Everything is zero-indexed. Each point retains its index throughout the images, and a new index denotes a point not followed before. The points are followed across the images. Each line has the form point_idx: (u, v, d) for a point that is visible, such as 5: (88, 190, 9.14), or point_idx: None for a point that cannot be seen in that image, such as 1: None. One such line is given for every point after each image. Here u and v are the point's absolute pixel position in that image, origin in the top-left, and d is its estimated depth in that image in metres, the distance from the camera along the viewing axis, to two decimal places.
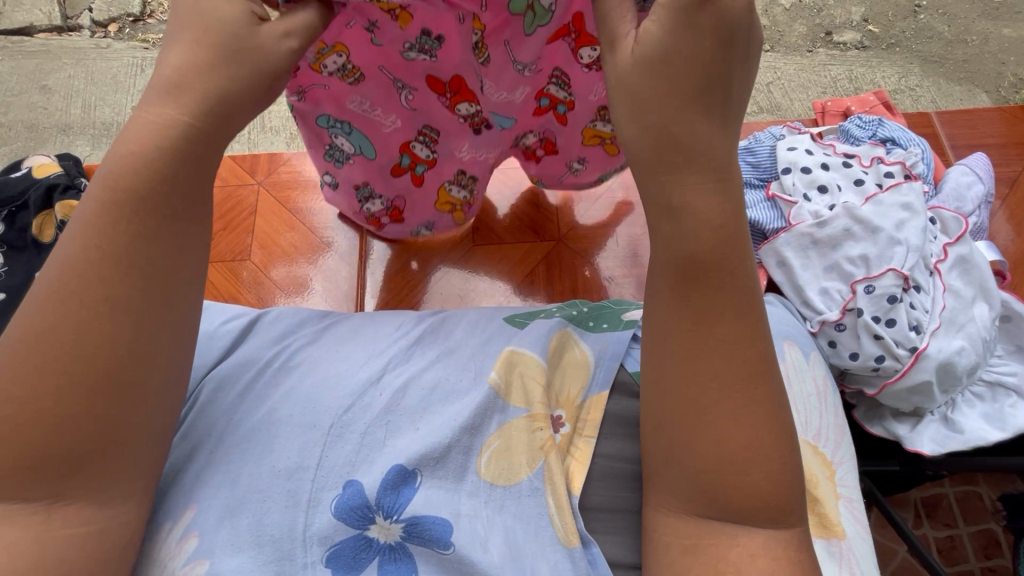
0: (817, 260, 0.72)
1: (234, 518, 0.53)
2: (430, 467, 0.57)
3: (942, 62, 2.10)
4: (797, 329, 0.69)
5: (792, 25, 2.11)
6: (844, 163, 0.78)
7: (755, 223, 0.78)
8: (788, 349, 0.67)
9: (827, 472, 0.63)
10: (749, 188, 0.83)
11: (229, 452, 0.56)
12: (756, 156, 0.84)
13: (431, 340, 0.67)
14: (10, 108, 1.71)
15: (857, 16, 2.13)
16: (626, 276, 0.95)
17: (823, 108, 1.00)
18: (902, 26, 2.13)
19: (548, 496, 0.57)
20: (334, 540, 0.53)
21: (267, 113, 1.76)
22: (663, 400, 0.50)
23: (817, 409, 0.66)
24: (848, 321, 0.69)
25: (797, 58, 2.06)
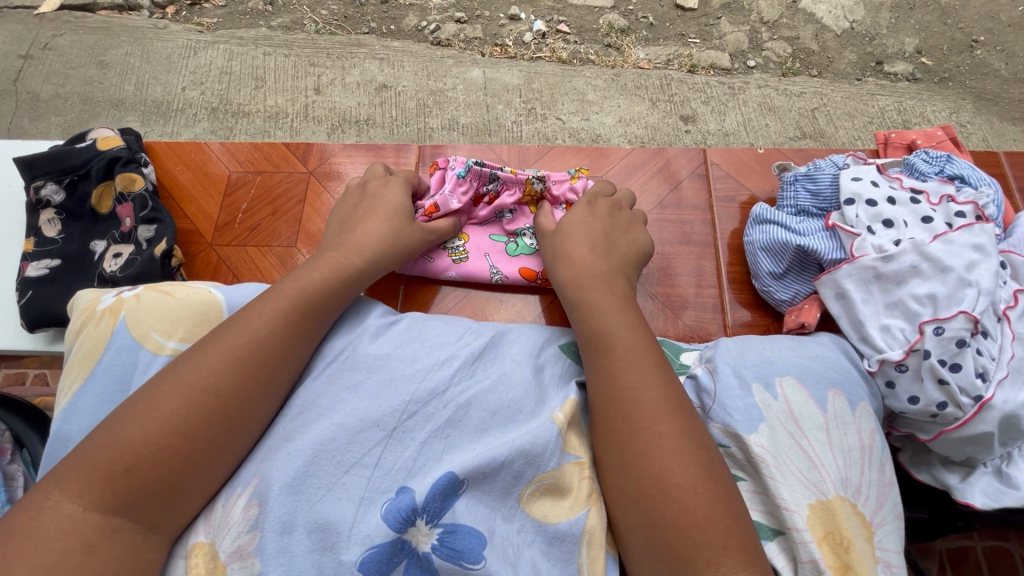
0: (879, 295, 0.71)
1: (276, 505, 0.54)
2: (477, 479, 0.58)
3: (997, 100, 2.04)
4: (845, 378, 0.68)
5: (843, 52, 2.08)
6: (912, 199, 0.76)
7: (812, 253, 0.78)
8: (832, 399, 0.66)
9: (865, 532, 0.59)
10: (807, 216, 0.83)
11: (297, 433, 0.59)
12: (817, 183, 0.83)
13: (492, 359, 0.68)
14: (68, 80, 1.77)
15: (910, 47, 2.09)
16: (667, 294, 0.91)
17: (887, 139, 0.98)
18: (957, 61, 2.09)
19: (581, 554, 0.56)
20: (372, 543, 0.53)
21: (312, 103, 1.79)
22: (637, 507, 0.55)
23: (857, 464, 0.62)
24: (911, 362, 0.67)
25: (844, 86, 2.03)
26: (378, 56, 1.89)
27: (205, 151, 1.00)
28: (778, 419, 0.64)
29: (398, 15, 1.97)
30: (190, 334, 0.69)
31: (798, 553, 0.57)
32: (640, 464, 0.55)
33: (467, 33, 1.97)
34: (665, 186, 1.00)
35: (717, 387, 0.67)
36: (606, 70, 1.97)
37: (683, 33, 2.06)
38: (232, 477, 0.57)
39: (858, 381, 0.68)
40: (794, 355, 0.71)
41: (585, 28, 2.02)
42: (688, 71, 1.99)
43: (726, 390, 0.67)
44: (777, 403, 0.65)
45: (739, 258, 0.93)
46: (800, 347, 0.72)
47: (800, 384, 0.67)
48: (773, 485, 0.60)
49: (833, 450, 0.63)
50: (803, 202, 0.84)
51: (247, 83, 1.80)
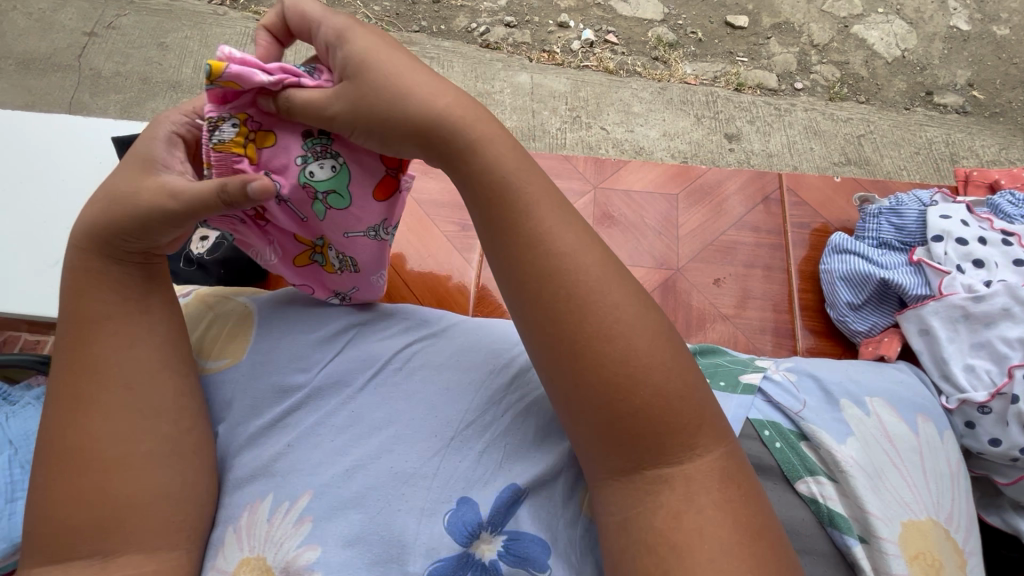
0: (966, 335, 0.71)
1: (335, 518, 0.56)
2: (537, 487, 0.58)
3: None
4: (929, 404, 0.65)
5: (892, 80, 2.06)
6: (1004, 240, 0.74)
7: (896, 286, 0.79)
8: (921, 423, 0.62)
9: (956, 560, 0.55)
10: (891, 249, 0.85)
11: (351, 445, 0.60)
12: (902, 217, 0.86)
13: None
14: (128, 59, 1.82)
15: (962, 80, 2.07)
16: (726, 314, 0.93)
17: (967, 176, 0.97)
18: (1009, 96, 2.05)
19: None
20: (438, 555, 0.54)
21: None
22: (616, 431, 0.51)
23: (948, 491, 0.59)
24: (996, 405, 0.65)
25: (892, 114, 2.00)
26: (428, 55, 1.92)
27: None
28: (865, 435, 0.60)
29: (449, 15, 2.00)
30: (224, 351, 0.67)
31: (888, 566, 0.53)
32: (623, 382, 0.50)
33: (515, 37, 1.99)
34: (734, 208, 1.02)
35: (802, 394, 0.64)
36: (652, 82, 1.97)
37: (731, 51, 2.05)
38: (270, 484, 0.59)
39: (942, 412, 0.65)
40: (880, 378, 0.66)
41: (633, 39, 2.03)
42: (734, 89, 1.99)
43: (812, 404, 0.63)
44: (871, 420, 0.61)
45: (810, 285, 0.95)
46: (881, 371, 0.68)
47: (890, 406, 0.63)
48: (863, 497, 0.56)
49: (918, 469, 0.59)
50: (886, 235, 0.86)
51: None
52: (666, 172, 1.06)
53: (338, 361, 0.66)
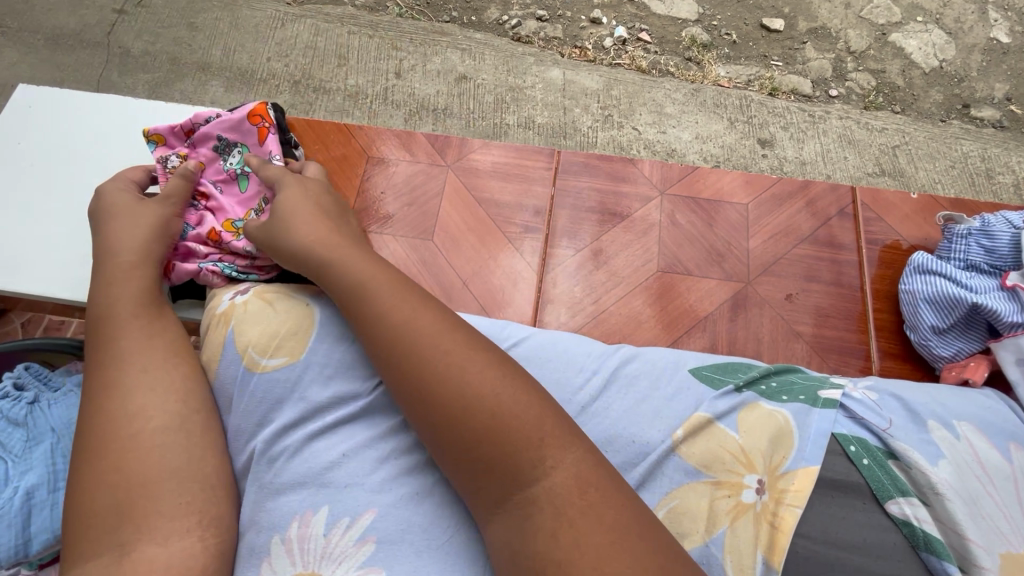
0: None
1: (412, 531, 0.59)
2: None
3: None
4: (1021, 432, 0.61)
5: (929, 91, 2.02)
6: None
7: (989, 312, 0.77)
8: (1016, 451, 0.58)
9: None
10: (979, 273, 0.83)
11: (413, 468, 0.63)
12: (994, 240, 0.83)
13: (623, 384, 0.67)
14: (157, 39, 1.79)
15: (1000, 93, 2.03)
16: (779, 330, 0.92)
17: None
18: None
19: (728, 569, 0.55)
20: None
21: (391, 87, 1.79)
22: (495, 487, 0.54)
23: None
24: None
25: (928, 125, 1.97)
26: (460, 46, 1.90)
27: (345, 134, 1.04)
28: (958, 459, 0.57)
29: (480, 7, 1.98)
30: (281, 350, 0.67)
31: None
32: (493, 430, 0.54)
33: (548, 32, 1.97)
34: (791, 222, 1.01)
35: (885, 413, 0.62)
36: (685, 83, 1.94)
37: (766, 54, 2.02)
38: (330, 500, 0.61)
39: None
40: (966, 403, 0.63)
41: (666, 38, 2.00)
42: (769, 94, 1.95)
43: (897, 423, 0.61)
44: (960, 444, 0.58)
45: (886, 304, 0.93)
46: (965, 395, 0.65)
47: (981, 432, 0.60)
48: (957, 521, 0.53)
49: (1018, 497, 0.55)
50: (974, 258, 0.84)
51: (330, 60, 1.80)
52: (717, 178, 1.05)
53: None
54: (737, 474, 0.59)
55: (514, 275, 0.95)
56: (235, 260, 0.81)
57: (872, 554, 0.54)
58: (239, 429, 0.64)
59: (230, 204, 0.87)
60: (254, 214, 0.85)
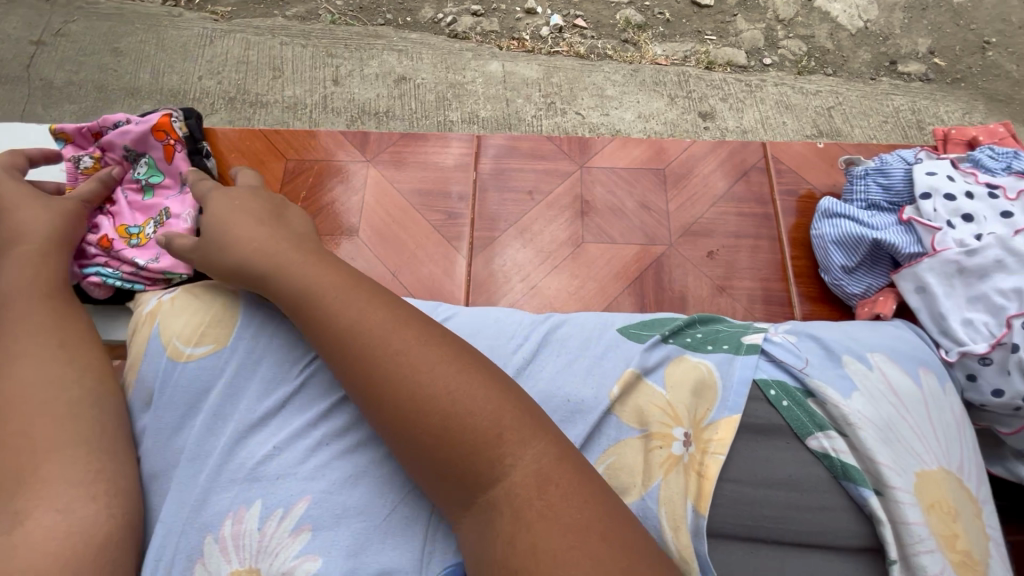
0: (962, 290, 0.72)
1: (343, 519, 0.57)
2: None
3: (1008, 102, 2.06)
4: (927, 358, 0.65)
5: (857, 51, 2.09)
6: (990, 194, 0.77)
7: (889, 247, 0.81)
8: (924, 375, 0.62)
9: (971, 508, 0.55)
10: (879, 210, 0.87)
11: (345, 452, 0.61)
12: (889, 178, 0.87)
13: (552, 354, 0.68)
14: (81, 67, 1.73)
15: (924, 48, 2.11)
16: (717, 290, 0.94)
17: (946, 134, 0.97)
18: (969, 62, 2.11)
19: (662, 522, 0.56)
20: (446, 555, 0.56)
21: (330, 95, 1.77)
22: (463, 487, 0.53)
23: (957, 441, 0.58)
24: (997, 355, 0.67)
25: (859, 84, 2.04)
26: (396, 48, 1.88)
27: (262, 139, 1.04)
28: (871, 389, 0.60)
29: (414, 7, 1.98)
30: (207, 336, 0.67)
31: (901, 515, 0.54)
32: (455, 430, 0.53)
33: (483, 26, 1.98)
34: (721, 184, 1.03)
35: (803, 353, 0.64)
36: (623, 65, 1.97)
37: (700, 29, 2.06)
38: (260, 494, 0.58)
39: (937, 363, 0.65)
40: (877, 336, 0.67)
41: (601, 23, 2.02)
42: (705, 68, 2.00)
43: (813, 360, 0.63)
44: (873, 374, 0.61)
45: (801, 251, 0.96)
46: (878, 330, 0.68)
47: (893, 361, 0.63)
48: (868, 447, 0.56)
49: (926, 419, 0.58)
50: (874, 196, 0.89)
51: (264, 73, 1.77)
52: (648, 149, 1.06)
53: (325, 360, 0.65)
54: (666, 426, 0.61)
55: (453, 267, 0.95)
56: (122, 267, 0.84)
57: (800, 490, 0.57)
58: (164, 428, 0.63)
59: (133, 211, 0.89)
60: (154, 224, 0.86)
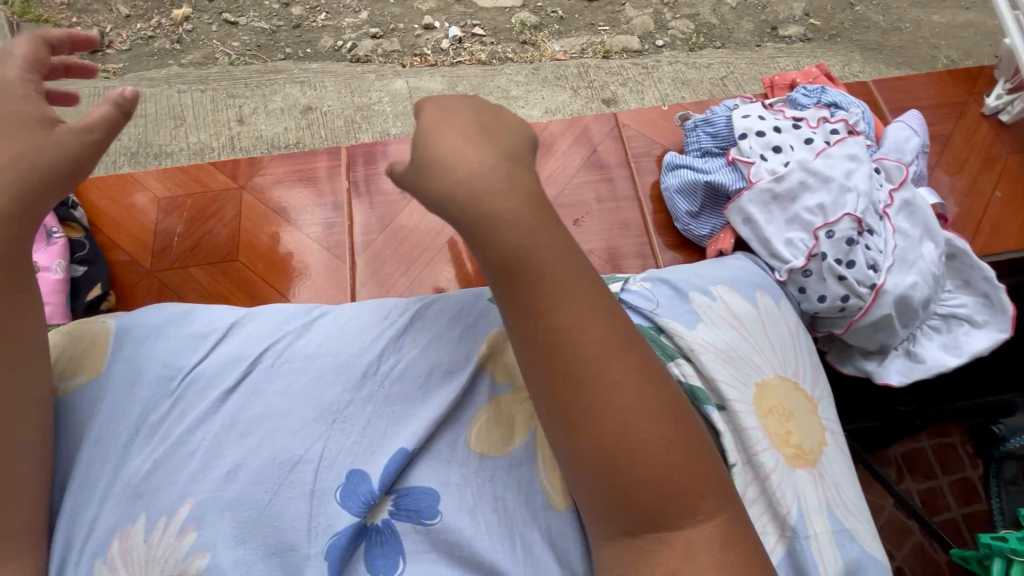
0: (779, 214, 0.81)
1: (222, 514, 0.55)
2: (426, 443, 0.58)
3: (881, 50, 2.24)
4: (766, 282, 0.76)
5: (740, 22, 2.23)
6: (794, 126, 0.87)
7: (721, 186, 0.88)
8: (761, 298, 0.73)
9: (805, 404, 0.66)
10: (713, 156, 0.94)
11: (228, 447, 0.59)
12: (715, 126, 0.94)
13: (421, 326, 0.66)
14: None
15: (799, 11, 2.27)
16: (611, 257, 1.00)
17: (772, 82, 1.07)
18: (841, 18, 2.28)
19: (540, 471, 0.57)
20: (333, 530, 0.54)
21: (237, 135, 1.77)
22: (603, 491, 0.49)
23: (790, 351, 0.69)
24: (813, 266, 0.77)
25: (747, 53, 2.17)
26: (297, 80, 1.89)
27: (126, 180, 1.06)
28: (712, 318, 0.69)
29: (312, 38, 2.00)
30: (80, 368, 0.64)
31: (741, 423, 0.61)
32: (626, 447, 0.47)
33: (384, 47, 2.01)
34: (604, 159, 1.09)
35: (657, 298, 0.71)
36: (525, 65, 2.03)
37: (593, 22, 2.15)
38: (142, 505, 0.56)
39: (775, 288, 0.76)
40: (720, 270, 0.76)
41: (499, 28, 2.09)
42: (603, 57, 2.09)
43: (667, 301, 0.71)
44: (717, 305, 0.70)
45: (662, 205, 1.03)
46: (723, 264, 0.78)
47: (733, 289, 0.73)
48: (708, 368, 0.64)
49: (759, 337, 0.68)
50: (705, 144, 0.95)
51: (165, 123, 1.75)
52: (533, 138, 1.11)
53: (201, 368, 0.64)
54: None
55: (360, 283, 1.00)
56: None
57: None
58: None
59: None
60: None
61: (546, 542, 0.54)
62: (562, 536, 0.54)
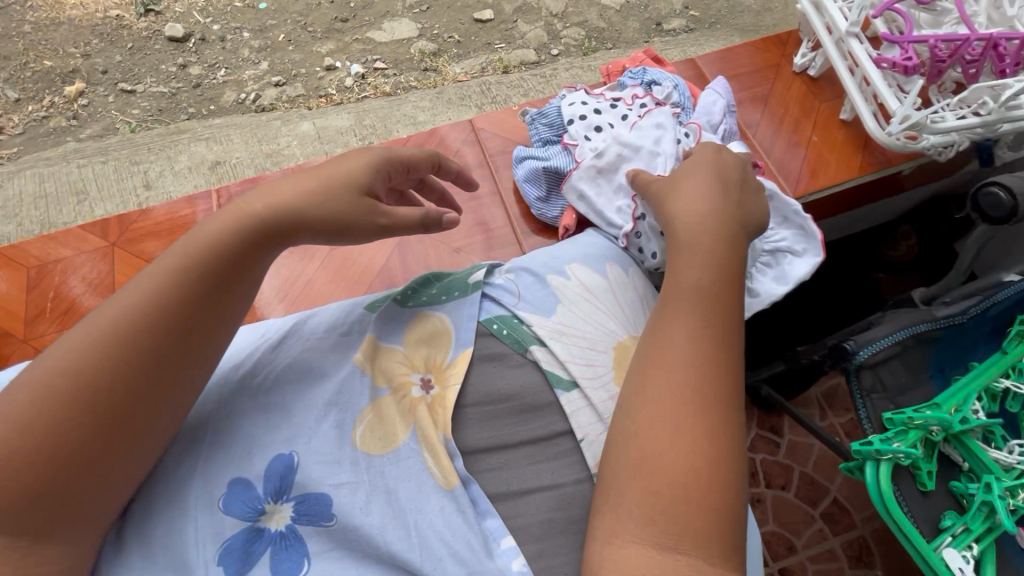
0: (607, 186, 0.89)
1: (127, 553, 0.56)
2: (307, 444, 0.61)
3: (757, 30, 2.41)
4: (614, 254, 0.82)
5: (627, 23, 2.37)
6: (612, 106, 0.93)
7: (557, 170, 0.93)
8: (610, 268, 0.79)
9: None
10: (552, 145, 0.98)
11: None
12: (547, 117, 0.98)
13: (294, 338, 0.70)
14: None
15: (679, 5, 2.43)
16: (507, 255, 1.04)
17: (606, 73, 1.12)
18: (717, 7, 2.45)
19: (427, 459, 0.60)
20: (224, 537, 0.56)
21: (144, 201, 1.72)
22: (646, 481, 0.52)
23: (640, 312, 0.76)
24: (641, 227, 0.83)
25: (637, 50, 2.30)
26: (202, 137, 1.88)
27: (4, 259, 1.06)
28: (570, 296, 0.75)
29: (214, 95, 2.01)
30: None
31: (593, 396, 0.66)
32: (688, 453, 0.52)
33: (288, 93, 2.04)
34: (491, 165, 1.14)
35: (518, 287, 0.75)
36: (429, 90, 2.09)
37: (489, 42, 2.25)
38: None
39: (624, 256, 0.83)
40: (574, 249, 0.82)
41: (399, 59, 2.15)
42: (503, 73, 2.17)
43: (528, 287, 0.75)
44: (572, 283, 0.76)
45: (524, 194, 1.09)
46: (576, 242, 0.84)
47: (585, 265, 0.79)
48: (555, 347, 0.69)
49: (610, 305, 0.75)
50: (544, 134, 0.98)
51: (67, 201, 1.69)
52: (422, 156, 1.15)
53: None
54: (406, 377, 0.66)
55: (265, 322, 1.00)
56: None
57: (527, 395, 0.67)
58: None
59: None
60: None
61: (439, 524, 0.57)
62: (454, 513, 0.58)
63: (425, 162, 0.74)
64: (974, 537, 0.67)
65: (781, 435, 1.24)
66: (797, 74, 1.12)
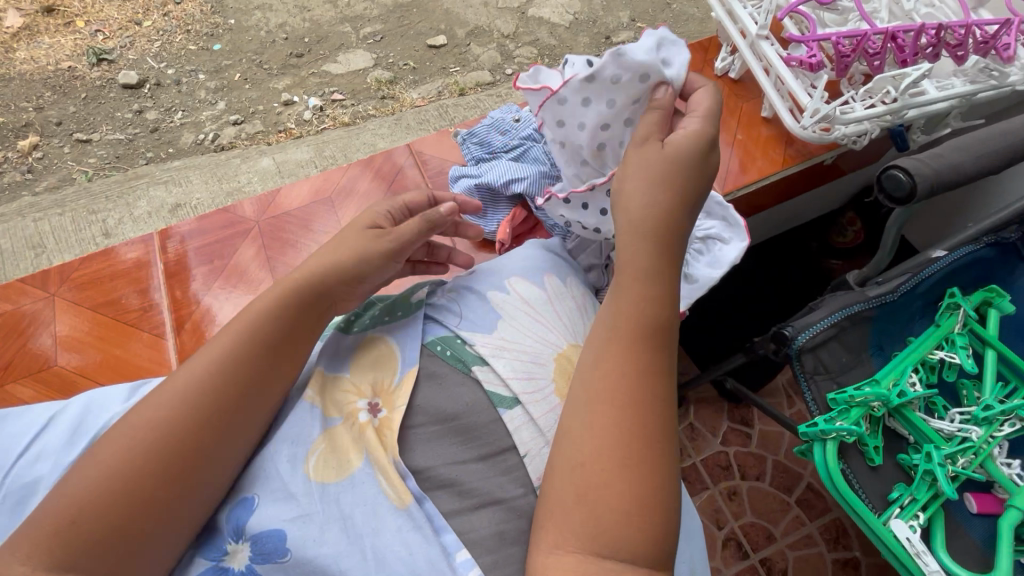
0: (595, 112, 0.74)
1: None
2: (262, 483, 0.61)
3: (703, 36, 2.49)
4: (553, 264, 0.85)
5: (577, 38, 2.43)
6: None
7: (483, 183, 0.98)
8: (548, 280, 0.81)
9: None
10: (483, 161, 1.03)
11: None
12: (478, 137, 1.04)
13: None
14: None
15: (626, 19, 2.50)
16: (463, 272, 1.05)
17: None
18: (662, 18, 2.53)
19: (380, 482, 0.61)
20: None
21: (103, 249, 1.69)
22: (582, 502, 0.52)
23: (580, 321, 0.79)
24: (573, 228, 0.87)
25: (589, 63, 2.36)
26: (161, 181, 1.87)
27: None
28: (510, 311, 0.76)
29: (172, 138, 2.01)
30: None
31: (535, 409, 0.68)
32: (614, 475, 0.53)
33: (247, 131, 2.05)
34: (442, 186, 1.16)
35: (460, 307, 0.77)
36: (387, 117, 2.12)
37: (444, 66, 2.29)
38: None
39: (560, 266, 0.85)
40: (516, 262, 0.84)
41: (357, 90, 2.18)
42: (459, 95, 2.21)
43: (470, 306, 0.77)
44: (512, 298, 0.78)
45: None
46: (513, 254, 0.86)
47: (524, 279, 0.80)
48: (497, 364, 0.70)
49: (551, 317, 0.77)
50: (475, 153, 1.04)
51: (23, 255, 1.66)
52: (374, 182, 1.17)
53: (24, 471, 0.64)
54: (351, 407, 0.67)
55: None
56: None
57: (473, 412, 0.68)
58: None
59: None
60: None
61: (396, 544, 0.57)
62: (411, 531, 0.58)
63: (424, 203, 0.79)
64: (920, 505, 0.70)
65: (751, 427, 1.26)
66: (720, 78, 1.17)
